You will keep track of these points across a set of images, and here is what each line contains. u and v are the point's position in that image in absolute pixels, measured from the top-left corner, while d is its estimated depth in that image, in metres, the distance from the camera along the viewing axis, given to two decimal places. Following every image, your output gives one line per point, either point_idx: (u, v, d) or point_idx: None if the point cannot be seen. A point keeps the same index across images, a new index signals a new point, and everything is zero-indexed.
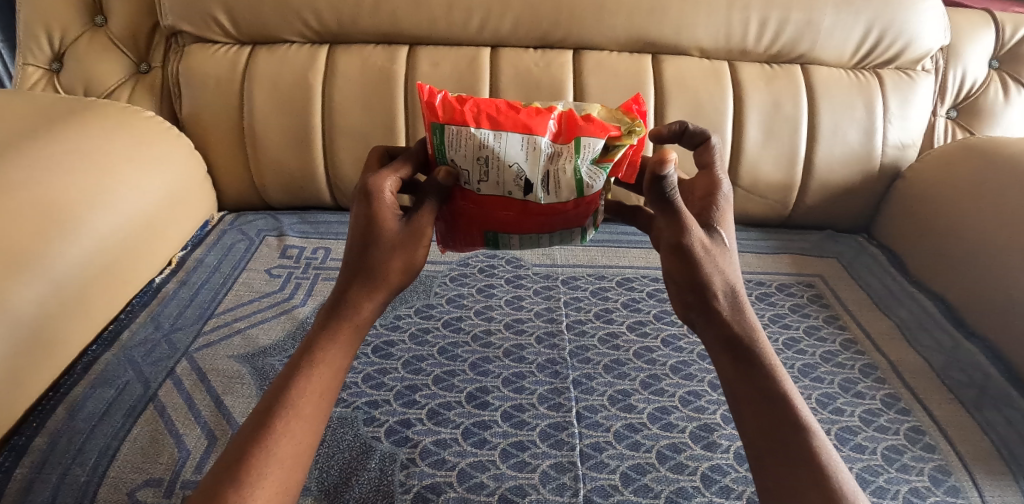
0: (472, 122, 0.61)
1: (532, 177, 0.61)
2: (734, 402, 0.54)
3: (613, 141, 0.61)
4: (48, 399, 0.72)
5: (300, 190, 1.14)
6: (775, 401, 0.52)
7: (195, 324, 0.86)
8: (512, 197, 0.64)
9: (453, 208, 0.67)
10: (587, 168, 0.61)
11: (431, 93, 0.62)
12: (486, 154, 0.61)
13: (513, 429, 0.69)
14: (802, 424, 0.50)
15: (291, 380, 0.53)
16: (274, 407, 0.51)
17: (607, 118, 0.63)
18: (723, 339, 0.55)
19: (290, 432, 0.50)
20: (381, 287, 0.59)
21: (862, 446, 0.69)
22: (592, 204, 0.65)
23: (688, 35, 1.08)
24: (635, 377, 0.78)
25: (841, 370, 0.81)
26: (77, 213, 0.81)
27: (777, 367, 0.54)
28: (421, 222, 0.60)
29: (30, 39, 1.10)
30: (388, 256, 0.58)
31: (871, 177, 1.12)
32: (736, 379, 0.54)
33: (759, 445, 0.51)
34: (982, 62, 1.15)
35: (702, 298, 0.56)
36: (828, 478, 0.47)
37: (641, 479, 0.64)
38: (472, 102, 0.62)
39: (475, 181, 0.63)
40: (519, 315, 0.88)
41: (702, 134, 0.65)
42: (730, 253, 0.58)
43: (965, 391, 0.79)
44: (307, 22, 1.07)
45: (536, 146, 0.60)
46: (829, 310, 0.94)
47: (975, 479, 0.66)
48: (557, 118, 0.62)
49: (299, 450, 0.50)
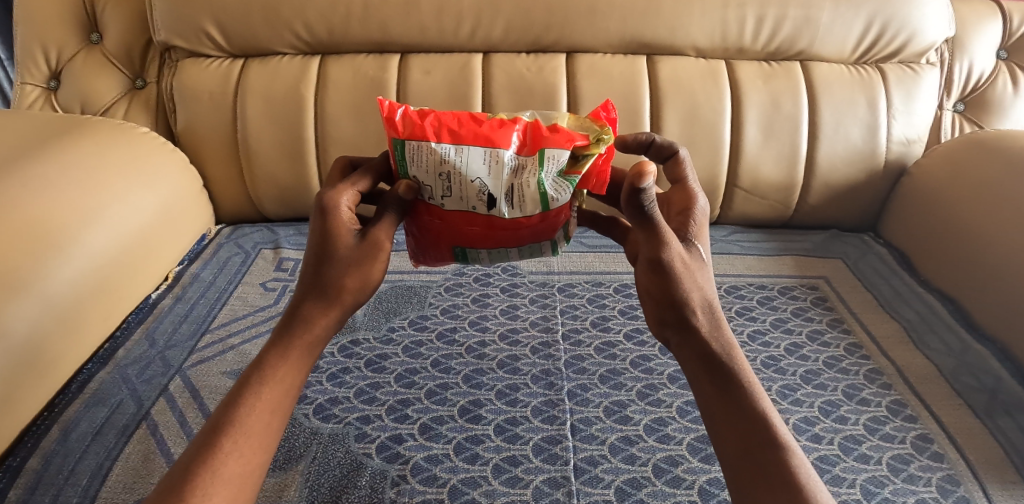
0: (433, 137, 0.60)
1: (496, 191, 0.60)
2: (710, 420, 0.52)
3: (580, 150, 0.60)
4: (43, 419, 0.72)
5: (295, 202, 1.13)
6: (752, 420, 0.50)
7: (189, 341, 0.86)
8: (476, 213, 0.62)
9: (421, 223, 0.67)
10: (553, 181, 0.60)
11: (392, 108, 0.62)
12: (447, 169, 0.60)
13: (506, 443, 0.68)
14: (779, 440, 0.49)
15: (242, 397, 0.52)
16: (221, 425, 0.50)
17: (574, 128, 0.63)
18: (702, 356, 0.54)
19: (237, 451, 0.49)
20: (335, 305, 0.58)
21: (866, 456, 0.67)
22: (560, 217, 0.64)
23: (684, 36, 1.06)
24: (631, 387, 0.76)
25: (846, 376, 0.79)
26: (70, 233, 0.80)
27: (754, 385, 0.52)
28: (377, 235, 0.59)
29: (28, 58, 1.10)
30: (343, 275, 0.57)
31: (876, 174, 1.10)
32: (712, 396, 0.53)
33: (737, 465, 0.49)
34: (990, 53, 1.11)
35: (680, 316, 0.55)
36: (804, 494, 0.46)
37: (636, 494, 0.62)
38: (434, 115, 0.62)
39: (438, 196, 0.62)
40: (514, 325, 0.87)
41: (670, 147, 0.63)
42: (708, 268, 0.57)
43: (976, 396, 0.76)
44: (298, 33, 1.07)
45: (498, 160, 0.59)
46: (833, 312, 0.91)
47: (986, 488, 0.64)
48: (521, 129, 0.61)
49: (247, 470, 0.48)
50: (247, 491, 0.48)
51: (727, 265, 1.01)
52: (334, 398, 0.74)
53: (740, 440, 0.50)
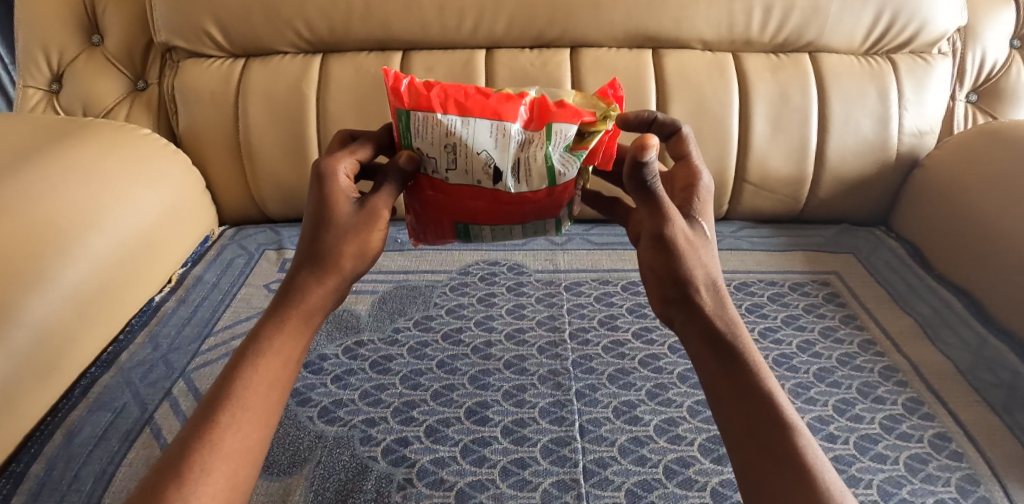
0: (439, 108, 0.60)
1: (502, 164, 0.60)
2: (715, 401, 0.51)
3: (587, 127, 0.59)
4: (46, 424, 0.71)
5: (298, 203, 1.13)
6: (759, 402, 0.49)
7: (192, 344, 0.85)
8: (481, 187, 0.62)
9: (422, 198, 0.66)
10: (560, 156, 0.60)
11: (396, 78, 0.60)
12: (453, 141, 0.59)
13: (514, 445, 0.67)
14: (786, 422, 0.48)
15: (237, 373, 0.51)
16: (219, 399, 0.49)
17: (582, 104, 0.61)
18: (705, 334, 0.53)
19: (237, 427, 0.48)
20: (332, 275, 0.57)
21: (883, 456, 0.66)
22: (565, 194, 0.64)
23: (690, 29, 1.04)
24: (641, 387, 0.75)
25: (860, 373, 0.78)
26: (71, 236, 0.80)
27: (759, 364, 0.51)
28: (377, 203, 0.59)
29: (29, 61, 1.10)
30: (341, 241, 0.57)
31: (888, 167, 1.07)
32: (717, 377, 0.51)
33: (744, 447, 0.48)
34: (1003, 41, 1.09)
35: (684, 294, 0.54)
36: (813, 476, 0.45)
37: (647, 496, 0.61)
38: (440, 87, 0.61)
39: (443, 169, 0.62)
40: (521, 325, 0.86)
41: (673, 125, 0.61)
42: (712, 245, 0.57)
43: (995, 392, 0.75)
44: (299, 31, 1.06)
45: (505, 132, 0.59)
46: (846, 309, 0.90)
47: (1007, 488, 0.62)
48: (528, 104, 0.60)
49: (248, 445, 0.48)
50: (247, 468, 0.47)
51: (737, 261, 1.00)
52: (339, 401, 0.73)
53: (747, 417, 0.48)
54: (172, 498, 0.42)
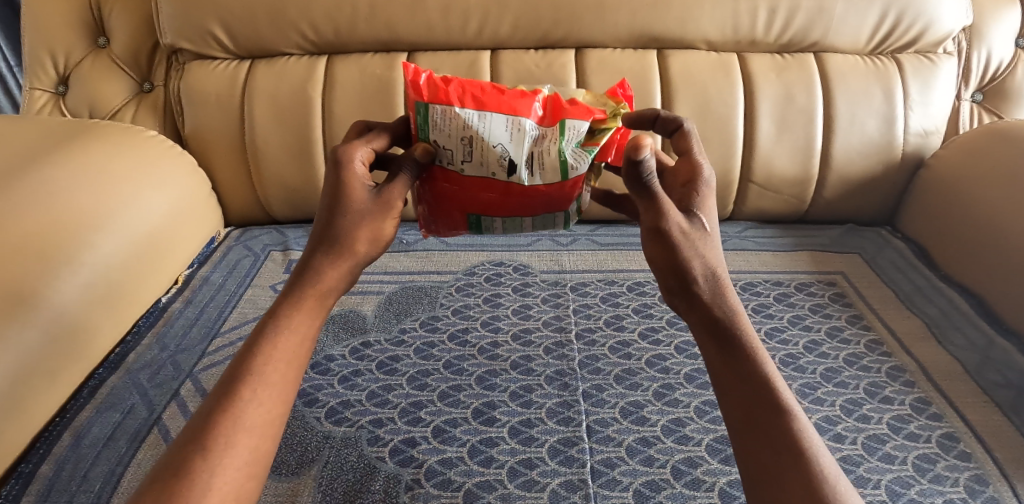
0: (457, 102, 0.60)
1: (516, 158, 0.61)
2: (717, 389, 0.53)
3: (598, 124, 0.61)
4: (55, 425, 0.71)
5: (304, 203, 1.13)
6: (758, 390, 0.50)
7: (200, 345, 0.85)
8: (494, 179, 0.62)
9: (436, 189, 0.66)
10: (572, 151, 0.61)
11: (416, 73, 0.62)
12: (470, 135, 0.60)
13: (521, 446, 0.67)
14: (784, 410, 0.49)
15: (258, 347, 0.52)
16: (241, 373, 0.50)
17: (592, 103, 0.63)
18: (706, 323, 0.54)
19: (259, 400, 0.49)
20: (346, 259, 0.57)
21: (891, 456, 0.66)
22: (575, 189, 0.64)
23: (694, 29, 1.04)
24: (647, 387, 0.75)
25: (867, 373, 0.77)
26: (79, 238, 0.80)
27: (759, 352, 0.52)
28: (389, 194, 0.59)
29: (35, 63, 1.10)
30: (354, 228, 0.57)
31: (893, 167, 1.07)
32: (719, 365, 0.53)
33: (743, 434, 0.49)
34: (1009, 41, 1.08)
35: (683, 285, 0.55)
36: (808, 463, 0.46)
37: (655, 497, 0.61)
38: (458, 82, 0.62)
39: (457, 162, 0.62)
40: (527, 325, 0.86)
41: (675, 121, 0.61)
42: (712, 236, 0.56)
43: (1002, 392, 0.74)
44: (304, 33, 1.06)
45: (520, 128, 0.60)
46: (853, 309, 0.90)
47: (1016, 488, 0.62)
48: (541, 101, 0.62)
49: (269, 418, 0.49)
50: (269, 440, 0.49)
51: (743, 261, 1.00)
52: (346, 401, 0.74)
53: (746, 407, 0.50)
54: (200, 468, 0.44)
